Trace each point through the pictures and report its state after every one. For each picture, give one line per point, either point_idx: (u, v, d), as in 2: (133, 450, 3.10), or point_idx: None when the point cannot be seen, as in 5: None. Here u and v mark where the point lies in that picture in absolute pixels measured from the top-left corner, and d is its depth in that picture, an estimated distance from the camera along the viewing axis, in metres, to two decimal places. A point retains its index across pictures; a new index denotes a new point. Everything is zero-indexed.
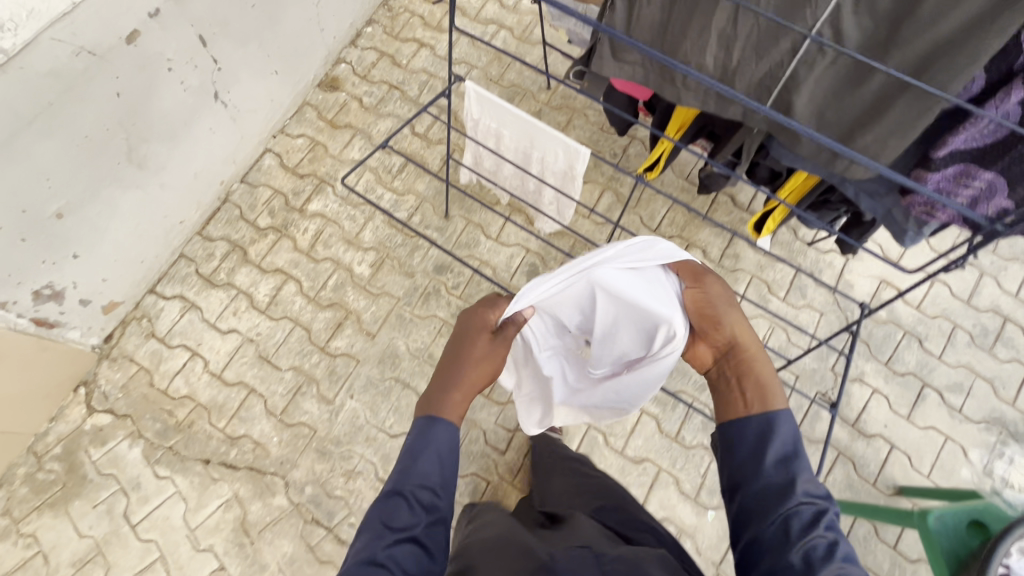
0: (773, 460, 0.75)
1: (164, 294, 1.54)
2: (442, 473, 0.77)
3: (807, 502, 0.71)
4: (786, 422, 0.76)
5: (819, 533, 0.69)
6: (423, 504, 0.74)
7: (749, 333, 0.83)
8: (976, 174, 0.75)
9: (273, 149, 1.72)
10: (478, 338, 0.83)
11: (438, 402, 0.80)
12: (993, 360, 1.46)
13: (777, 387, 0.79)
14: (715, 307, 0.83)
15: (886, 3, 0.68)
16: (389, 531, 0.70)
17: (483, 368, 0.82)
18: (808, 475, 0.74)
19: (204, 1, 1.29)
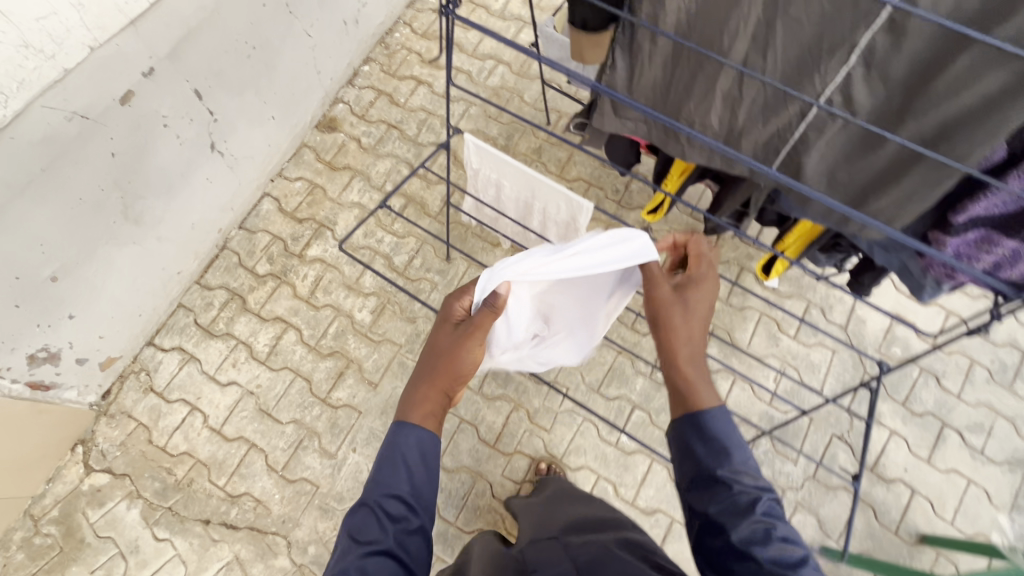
0: (702, 448, 0.73)
1: (163, 346, 1.51)
2: (411, 481, 0.73)
3: (743, 490, 0.69)
4: (718, 422, 0.73)
5: (756, 519, 0.66)
6: (391, 516, 0.71)
7: (686, 336, 0.80)
8: (999, 241, 0.72)
9: (271, 193, 1.70)
10: (444, 329, 0.83)
11: (411, 400, 0.79)
12: (1014, 398, 1.42)
13: (709, 390, 0.76)
14: (657, 308, 0.83)
15: (900, 73, 0.64)
16: (359, 543, 0.68)
17: (448, 358, 0.80)
18: (741, 458, 0.71)
19: (200, 56, 1.28)
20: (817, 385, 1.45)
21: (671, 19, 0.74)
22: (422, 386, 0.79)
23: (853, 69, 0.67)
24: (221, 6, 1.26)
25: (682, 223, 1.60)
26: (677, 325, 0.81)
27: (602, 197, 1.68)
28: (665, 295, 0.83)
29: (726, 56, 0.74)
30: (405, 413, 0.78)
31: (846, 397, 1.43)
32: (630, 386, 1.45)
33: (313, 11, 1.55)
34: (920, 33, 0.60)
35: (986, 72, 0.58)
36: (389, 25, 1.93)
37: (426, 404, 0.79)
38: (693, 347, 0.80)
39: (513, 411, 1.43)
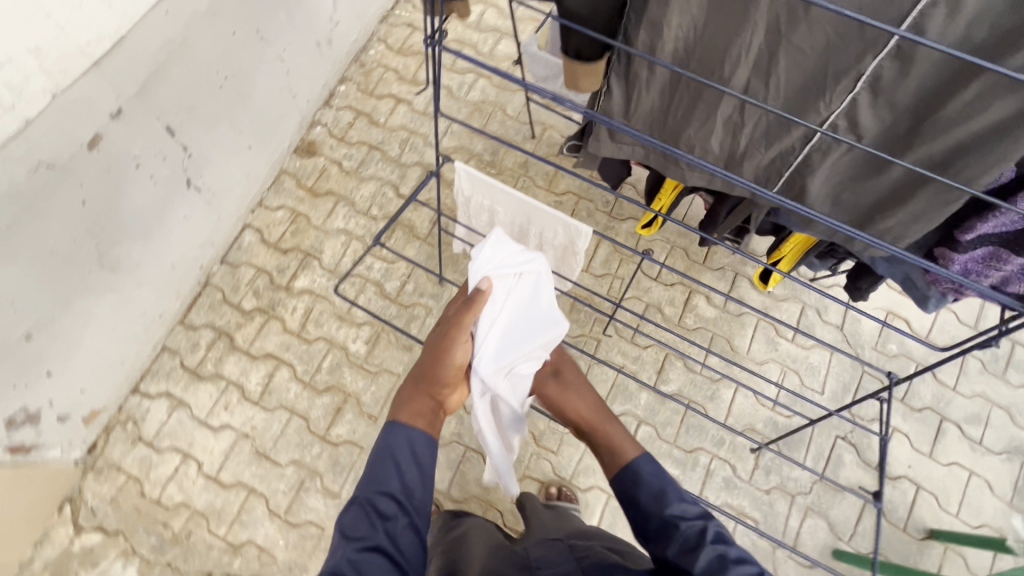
0: (644, 498, 0.82)
1: (149, 393, 1.45)
2: (400, 481, 0.79)
3: (691, 523, 0.77)
4: (646, 465, 0.85)
5: (708, 547, 0.74)
6: (382, 512, 0.76)
7: (588, 407, 0.96)
8: (1008, 258, 0.72)
9: (252, 224, 1.64)
10: (436, 332, 0.92)
11: (404, 396, 0.89)
12: (1007, 386, 1.45)
13: (624, 437, 0.90)
14: (557, 403, 0.98)
15: (906, 99, 0.64)
16: (351, 539, 0.74)
17: (434, 365, 0.89)
18: (677, 494, 0.81)
19: (170, 91, 1.22)
20: (818, 387, 1.45)
21: (669, 48, 0.73)
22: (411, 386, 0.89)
23: (858, 96, 0.66)
24: (189, 38, 1.21)
25: (675, 232, 1.59)
26: (577, 407, 0.96)
27: (593, 210, 1.66)
28: (554, 392, 0.98)
29: (726, 84, 0.73)
30: (399, 408, 0.88)
31: (847, 397, 1.44)
32: (635, 401, 1.44)
33: (284, 34, 1.49)
34: (928, 60, 0.59)
35: (995, 99, 0.58)
36: (363, 43, 1.87)
37: (413, 401, 0.88)
38: (598, 415, 0.95)
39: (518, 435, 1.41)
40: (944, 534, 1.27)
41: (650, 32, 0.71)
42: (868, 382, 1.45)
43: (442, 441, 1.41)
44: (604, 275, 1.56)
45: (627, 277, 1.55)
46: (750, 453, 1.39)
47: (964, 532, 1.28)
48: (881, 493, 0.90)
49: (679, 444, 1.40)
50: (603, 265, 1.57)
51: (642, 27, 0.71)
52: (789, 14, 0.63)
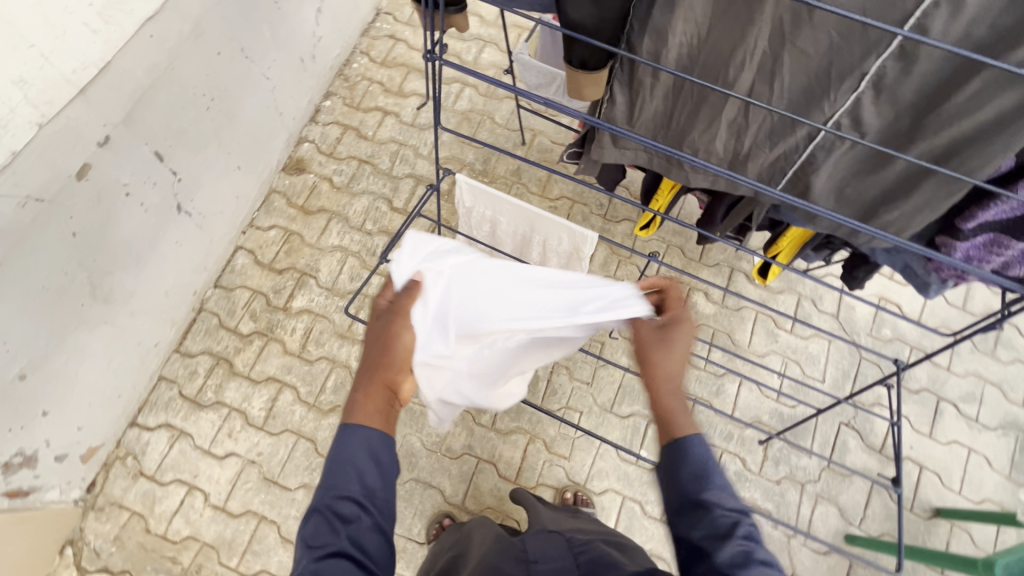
0: (682, 478, 0.66)
1: (147, 425, 1.41)
2: (361, 479, 0.64)
3: (723, 513, 0.63)
4: (699, 454, 0.66)
5: (736, 543, 0.61)
6: (343, 517, 0.62)
7: (677, 372, 0.71)
8: (1008, 244, 0.74)
9: (244, 246, 1.61)
10: (374, 324, 0.72)
11: (354, 398, 0.68)
12: (997, 363, 1.49)
13: (690, 424, 0.68)
14: (640, 350, 0.74)
15: (909, 96, 0.66)
16: (310, 551, 0.60)
17: (384, 358, 0.70)
18: (720, 477, 0.65)
19: (157, 116, 1.19)
20: (819, 376, 1.48)
21: (673, 55, 0.74)
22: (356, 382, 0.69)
23: (862, 95, 0.68)
24: (174, 61, 1.18)
25: (670, 231, 1.61)
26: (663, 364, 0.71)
27: (588, 213, 1.67)
28: (648, 334, 0.74)
29: (731, 87, 0.74)
30: (347, 414, 0.67)
31: (847, 384, 1.48)
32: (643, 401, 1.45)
33: (269, 52, 1.47)
34: (929, 59, 0.61)
35: (997, 94, 0.60)
36: (345, 56, 1.85)
37: (368, 400, 0.67)
38: (679, 382, 0.71)
39: (530, 443, 1.41)
40: (951, 512, 1.30)
41: (654, 41, 0.72)
42: (867, 367, 1.49)
43: (453, 454, 1.40)
44: (603, 277, 1.57)
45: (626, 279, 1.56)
46: (758, 445, 1.41)
47: (969, 509, 1.32)
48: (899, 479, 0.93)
49: None
50: (601, 267, 1.57)
51: (646, 35, 0.72)
52: (794, 19, 0.64)
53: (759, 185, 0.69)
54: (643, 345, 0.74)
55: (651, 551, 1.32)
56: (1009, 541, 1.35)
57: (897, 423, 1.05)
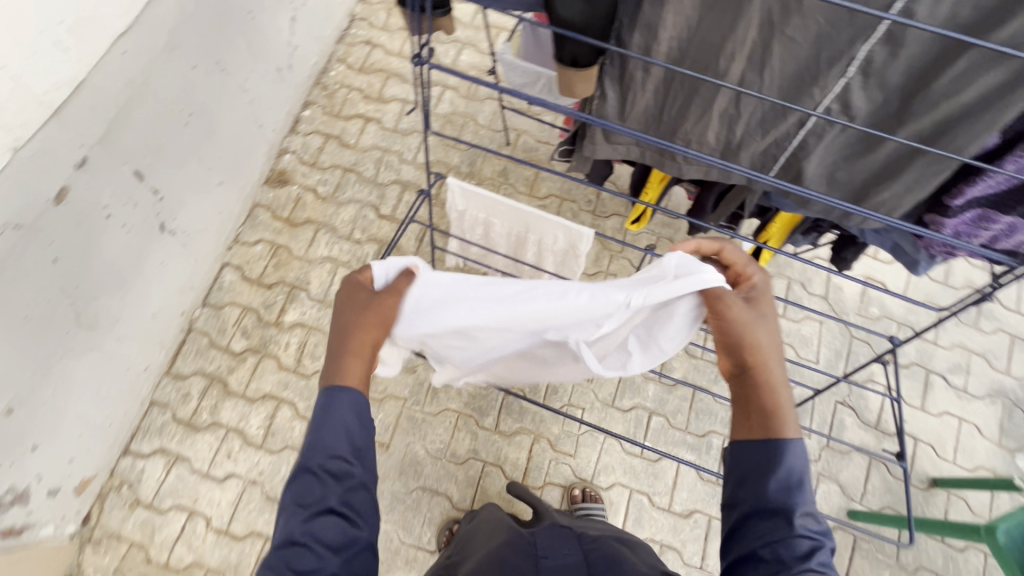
0: (776, 480, 0.62)
1: (142, 452, 1.38)
2: (350, 436, 0.66)
3: (806, 535, 0.60)
4: (796, 456, 0.63)
5: (810, 568, 0.58)
6: (334, 475, 0.64)
7: (773, 357, 0.67)
8: (996, 219, 0.77)
9: (231, 262, 1.58)
10: (358, 297, 0.69)
11: (337, 359, 0.67)
12: (981, 334, 1.54)
13: (790, 416, 0.65)
14: (734, 332, 0.67)
15: (896, 79, 0.67)
16: (304, 509, 0.62)
17: (371, 327, 0.68)
18: (810, 498, 0.62)
19: (135, 134, 1.16)
20: (813, 357, 1.51)
21: (664, 49, 0.75)
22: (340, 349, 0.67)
23: (851, 80, 0.69)
24: (149, 76, 1.15)
25: (659, 223, 1.62)
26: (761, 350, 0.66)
27: (577, 210, 1.67)
28: (744, 314, 0.67)
29: (722, 78, 0.75)
30: (331, 376, 0.67)
31: (841, 363, 1.51)
32: (643, 394, 1.46)
33: (245, 64, 1.44)
34: (917, 42, 0.63)
35: (982, 73, 0.62)
36: (322, 64, 1.83)
37: (355, 364, 0.67)
38: (776, 369, 0.67)
39: (534, 442, 1.41)
40: (948, 481, 1.34)
41: (644, 35, 0.73)
42: (858, 346, 1.52)
43: (459, 460, 1.39)
44: (596, 273, 1.58)
45: (619, 273, 1.57)
46: None
47: (964, 477, 1.36)
48: (905, 455, 1.01)
49: (691, 430, 1.43)
50: (594, 263, 1.58)
51: (636, 30, 0.73)
52: (782, 8, 0.65)
53: (754, 173, 0.70)
54: (737, 325, 0.67)
55: (662, 542, 1.33)
56: (1003, 506, 1.39)
57: (899, 400, 1.11)
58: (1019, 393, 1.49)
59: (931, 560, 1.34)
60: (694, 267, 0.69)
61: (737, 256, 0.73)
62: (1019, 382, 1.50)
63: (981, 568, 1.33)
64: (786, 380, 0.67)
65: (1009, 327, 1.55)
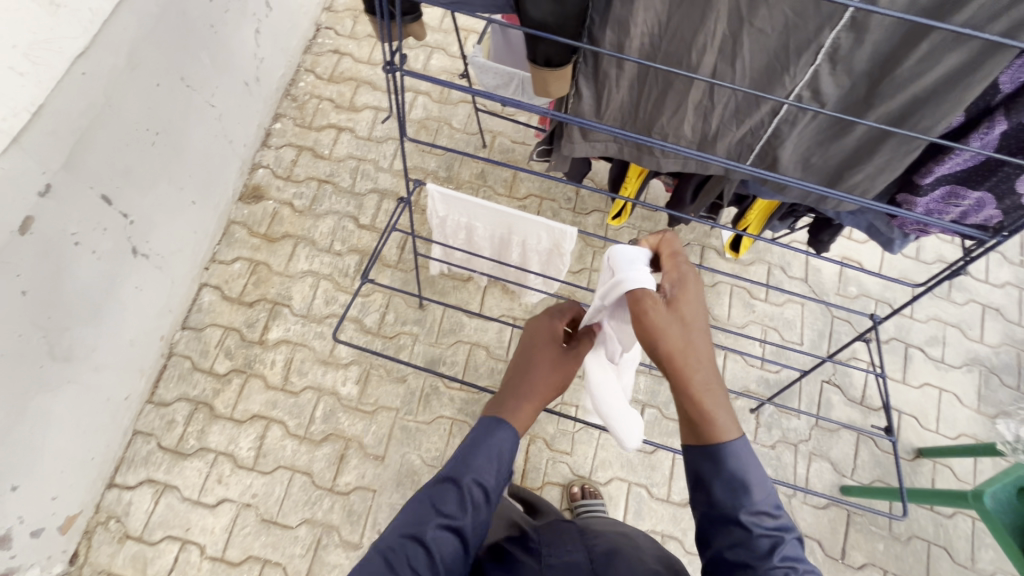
0: (718, 486, 0.61)
1: (128, 484, 1.34)
2: (497, 472, 0.70)
3: (762, 534, 0.59)
4: (735, 456, 0.61)
5: (776, 566, 0.57)
6: (472, 501, 0.67)
7: (698, 359, 0.61)
8: (965, 195, 0.80)
9: (209, 282, 1.54)
10: (549, 348, 0.76)
11: (517, 398, 0.74)
12: (954, 306, 1.59)
13: (718, 423, 0.61)
14: (650, 339, 0.62)
15: (863, 64, 0.69)
16: (436, 515, 0.65)
17: (550, 379, 0.75)
18: (761, 498, 0.60)
19: (100, 157, 1.12)
20: (798, 339, 1.54)
21: (636, 44, 0.75)
22: (525, 390, 0.74)
23: (819, 67, 0.71)
24: (112, 97, 1.11)
25: (639, 217, 1.64)
26: (681, 359, 0.60)
27: (557, 209, 1.67)
28: (659, 318, 0.62)
29: (695, 71, 0.76)
30: (505, 412, 0.73)
31: (824, 343, 1.54)
32: (635, 387, 1.47)
33: (211, 79, 1.41)
34: (880, 27, 0.64)
35: (944, 55, 0.64)
36: (290, 76, 1.80)
37: (527, 410, 0.74)
38: (704, 372, 0.61)
39: (531, 443, 1.41)
40: (933, 450, 1.38)
41: (616, 32, 0.74)
42: (839, 325, 1.56)
43: None
44: (581, 270, 1.58)
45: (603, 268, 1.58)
46: (750, 413, 1.45)
47: (948, 445, 1.40)
48: (893, 429, 1.02)
49: None
50: (578, 260, 1.59)
51: (608, 27, 0.74)
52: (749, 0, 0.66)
53: (732, 163, 0.71)
54: (653, 333, 0.62)
55: (663, 532, 1.34)
56: (986, 471, 1.44)
57: (883, 375, 1.13)
58: (993, 360, 1.54)
59: (922, 528, 1.38)
60: (623, 265, 0.69)
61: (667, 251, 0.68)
62: (993, 349, 1.55)
63: (970, 533, 1.38)
64: (716, 381, 0.61)
65: (980, 297, 1.60)
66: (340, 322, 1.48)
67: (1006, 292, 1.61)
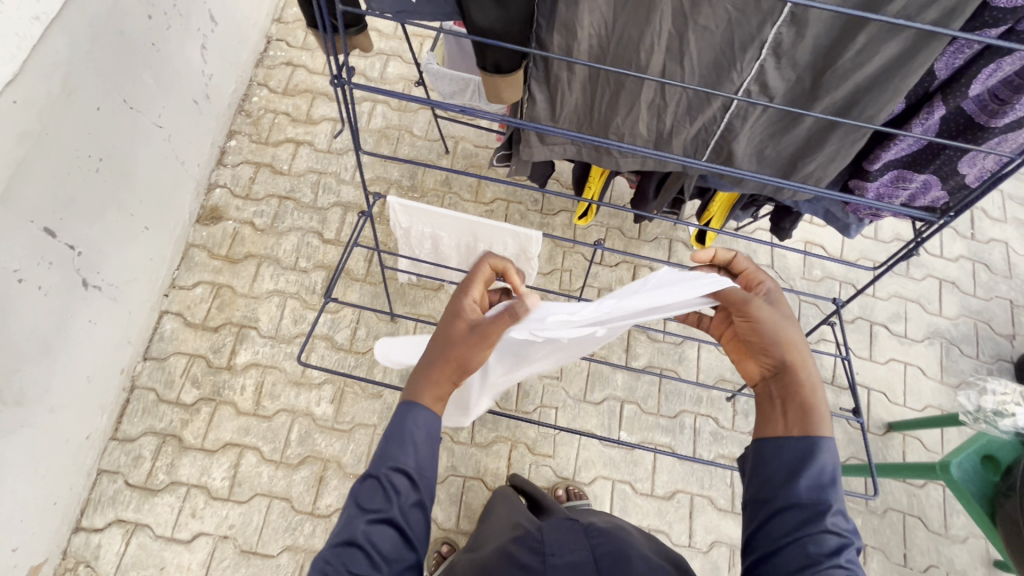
0: (805, 477, 0.65)
1: (96, 526, 1.28)
2: (418, 454, 0.67)
3: (834, 532, 0.63)
4: (828, 452, 0.66)
5: (839, 564, 0.61)
6: (396, 489, 0.65)
7: (804, 356, 0.72)
8: (912, 177, 0.82)
9: (170, 309, 1.49)
10: (454, 322, 0.72)
11: (420, 370, 0.70)
12: (912, 282, 1.64)
13: (826, 413, 0.69)
14: (762, 330, 0.74)
15: (805, 57, 0.70)
16: (363, 512, 0.63)
17: (452, 350, 0.70)
18: (839, 500, 0.65)
19: (38, 190, 1.07)
20: None
21: (584, 47, 0.75)
22: (429, 367, 0.70)
23: (765, 61, 0.72)
24: (48, 125, 1.07)
25: (606, 215, 1.64)
26: (794, 351, 0.72)
27: (524, 211, 1.67)
28: (770, 315, 0.74)
29: (645, 71, 0.76)
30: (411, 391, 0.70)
31: None
32: (612, 384, 1.47)
33: (156, 99, 1.35)
34: (818, 22, 0.65)
35: (882, 45, 0.65)
36: (243, 91, 1.75)
37: (434, 388, 0.70)
38: (810, 367, 0.72)
39: (512, 449, 1.40)
40: (901, 424, 1.42)
41: (563, 36, 0.73)
42: (807, 309, 1.59)
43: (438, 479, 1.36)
44: (552, 271, 1.58)
45: (574, 268, 1.58)
46: (726, 401, 1.47)
47: (916, 418, 1.44)
48: (860, 410, 1.04)
49: (662, 413, 1.45)
50: (548, 262, 1.58)
51: (555, 31, 0.73)
52: None
53: (685, 160, 0.72)
54: (766, 332, 0.74)
55: (649, 527, 1.35)
56: (953, 439, 1.49)
57: (846, 357, 1.16)
58: (953, 331, 1.60)
59: (896, 500, 1.42)
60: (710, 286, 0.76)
61: (750, 267, 0.79)
62: (952, 321, 1.61)
63: (942, 501, 1.42)
64: (818, 379, 0.71)
65: (936, 272, 1.66)
66: (309, 342, 1.45)
67: (960, 265, 1.67)
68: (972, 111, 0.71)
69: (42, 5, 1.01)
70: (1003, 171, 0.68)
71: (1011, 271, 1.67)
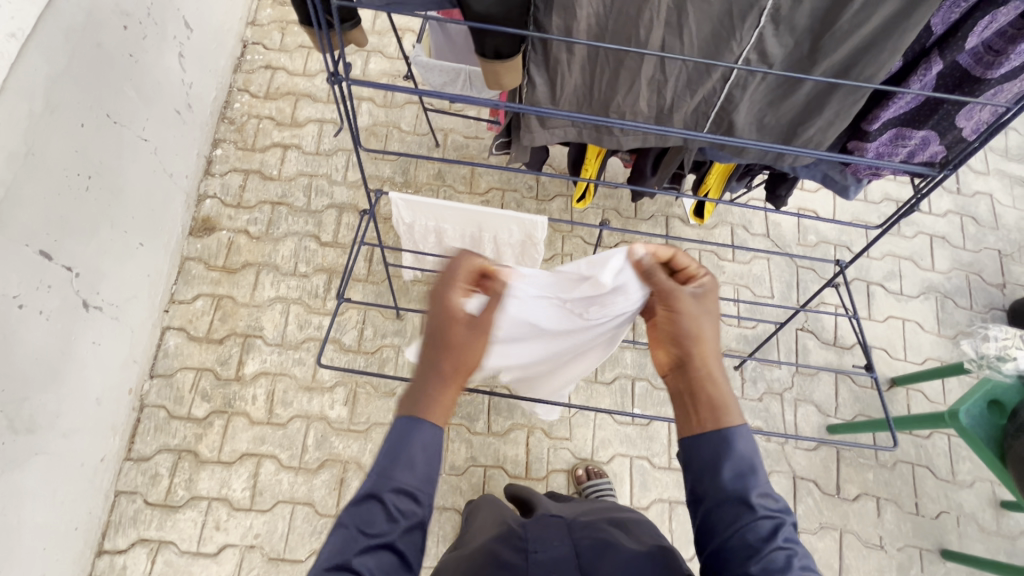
0: (727, 468, 0.63)
1: (119, 548, 1.27)
2: (424, 474, 0.64)
3: (767, 515, 0.61)
4: (741, 442, 0.64)
5: (778, 547, 0.59)
6: (400, 512, 0.62)
7: (711, 348, 0.69)
8: (910, 134, 0.84)
9: (172, 325, 1.47)
10: (451, 328, 0.68)
11: (427, 386, 0.67)
12: (904, 240, 1.68)
13: (733, 404, 0.66)
14: (680, 321, 0.69)
15: (803, 21, 0.71)
16: (364, 535, 0.60)
17: (457, 355, 0.68)
18: (765, 479, 0.63)
19: (29, 210, 1.04)
20: (768, 293, 1.59)
21: (583, 26, 0.75)
22: (434, 379, 0.67)
23: (763, 28, 0.72)
24: (32, 144, 1.04)
25: (602, 196, 1.65)
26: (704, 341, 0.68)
27: (520, 199, 1.67)
28: (688, 305, 0.70)
29: (644, 47, 0.76)
30: (414, 407, 0.67)
31: (794, 292, 1.60)
32: (622, 362, 1.49)
33: (138, 111, 1.32)
34: None
35: (879, 5, 0.66)
36: (224, 98, 1.72)
37: (445, 399, 0.68)
38: (715, 362, 0.69)
39: (530, 435, 1.41)
40: (904, 378, 1.46)
41: (563, 17, 0.73)
42: (805, 274, 1.62)
43: (459, 470, 1.37)
44: (552, 256, 1.58)
45: (574, 252, 1.59)
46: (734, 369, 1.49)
47: (919, 371, 1.48)
48: (872, 365, 1.06)
49: None
50: (549, 247, 1.58)
51: (554, 12, 0.73)
52: None
53: (689, 133, 0.72)
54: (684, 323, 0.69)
55: (670, 499, 1.38)
56: (954, 389, 1.53)
57: (856, 317, 1.16)
58: (946, 285, 1.64)
59: (905, 452, 1.46)
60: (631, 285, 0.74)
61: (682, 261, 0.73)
62: (944, 276, 1.65)
63: (947, 450, 1.47)
64: (723, 371, 0.68)
65: (927, 228, 1.69)
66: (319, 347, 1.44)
67: (949, 220, 1.71)
68: (968, 64, 0.73)
69: (16, 21, 0.97)
70: (1002, 120, 0.69)
71: (997, 222, 1.71)
